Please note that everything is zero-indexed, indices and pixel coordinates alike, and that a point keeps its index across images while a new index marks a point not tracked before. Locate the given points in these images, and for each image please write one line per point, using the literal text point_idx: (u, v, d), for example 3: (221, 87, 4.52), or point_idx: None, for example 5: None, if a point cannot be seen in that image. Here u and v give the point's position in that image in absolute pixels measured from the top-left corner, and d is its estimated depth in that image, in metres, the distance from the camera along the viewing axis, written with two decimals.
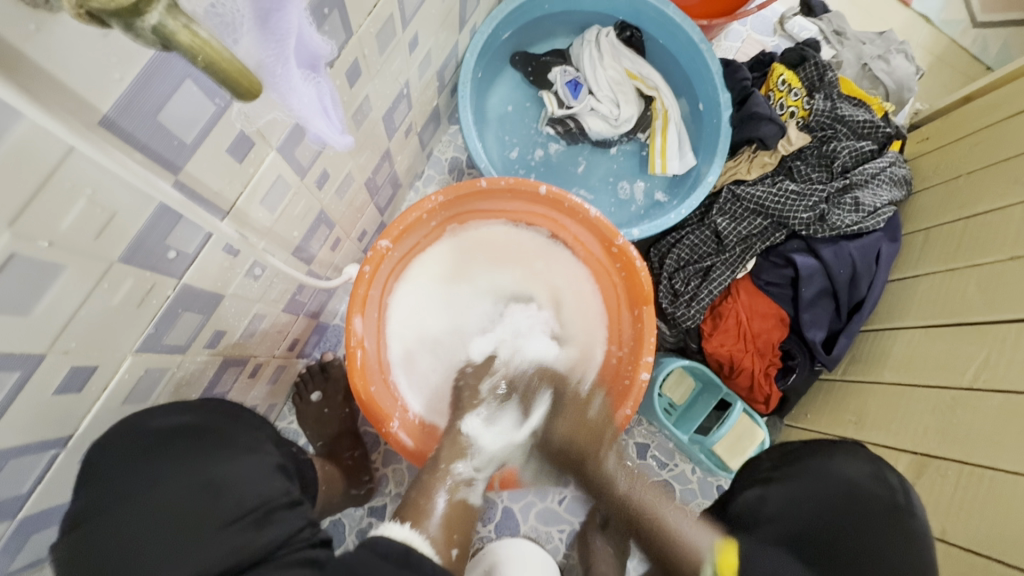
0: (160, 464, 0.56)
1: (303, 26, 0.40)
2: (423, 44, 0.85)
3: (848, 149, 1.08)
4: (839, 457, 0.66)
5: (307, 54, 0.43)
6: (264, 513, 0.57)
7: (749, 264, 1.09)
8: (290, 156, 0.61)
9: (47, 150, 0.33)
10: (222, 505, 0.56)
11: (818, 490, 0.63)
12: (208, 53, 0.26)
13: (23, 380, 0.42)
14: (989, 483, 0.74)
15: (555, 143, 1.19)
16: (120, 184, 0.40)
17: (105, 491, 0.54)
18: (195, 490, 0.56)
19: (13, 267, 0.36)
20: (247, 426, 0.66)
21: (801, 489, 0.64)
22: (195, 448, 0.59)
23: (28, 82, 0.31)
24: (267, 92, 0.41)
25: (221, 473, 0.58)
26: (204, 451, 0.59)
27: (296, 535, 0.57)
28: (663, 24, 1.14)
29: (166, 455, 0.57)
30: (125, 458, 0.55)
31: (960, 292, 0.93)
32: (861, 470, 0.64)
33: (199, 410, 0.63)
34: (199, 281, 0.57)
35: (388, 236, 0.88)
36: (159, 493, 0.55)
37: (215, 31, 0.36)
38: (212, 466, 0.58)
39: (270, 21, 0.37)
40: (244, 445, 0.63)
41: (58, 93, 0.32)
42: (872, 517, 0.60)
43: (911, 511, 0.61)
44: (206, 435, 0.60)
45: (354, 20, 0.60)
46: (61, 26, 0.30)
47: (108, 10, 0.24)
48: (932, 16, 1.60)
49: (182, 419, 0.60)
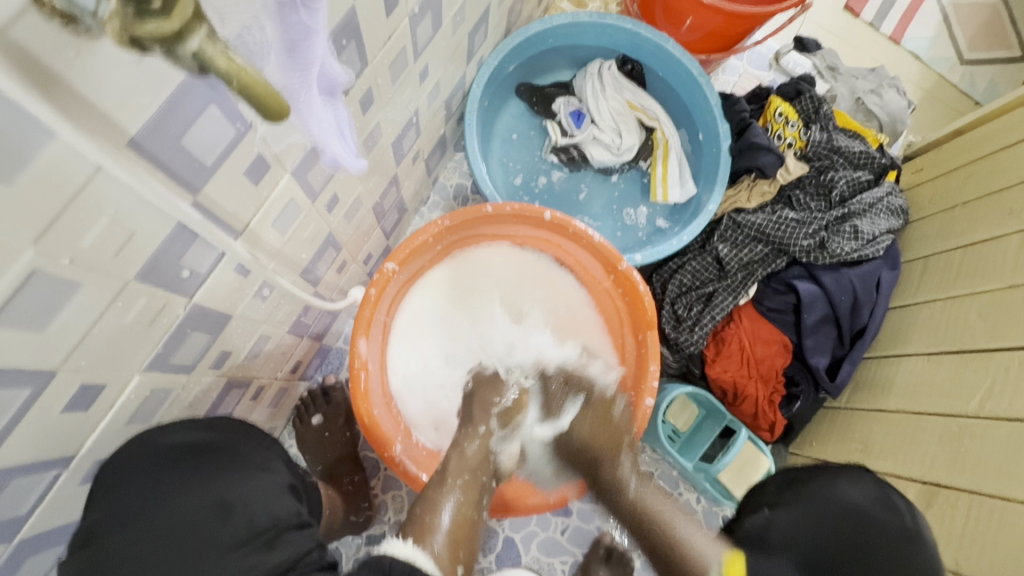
0: (170, 480, 0.57)
1: (325, 55, 0.42)
2: (433, 75, 0.88)
3: (846, 178, 1.11)
4: (844, 481, 0.64)
5: (326, 82, 0.44)
6: (274, 536, 0.59)
7: (752, 290, 1.09)
8: (303, 179, 0.62)
9: (74, 170, 0.34)
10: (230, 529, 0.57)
11: (831, 523, 0.60)
12: (243, 75, 0.28)
13: (33, 397, 0.42)
14: (1000, 514, 0.73)
15: (558, 171, 1.21)
16: (140, 204, 0.40)
17: (115, 510, 0.54)
18: (208, 509, 0.57)
19: (34, 283, 0.36)
20: (260, 444, 0.66)
21: (811, 517, 0.61)
22: (207, 465, 0.59)
23: (63, 105, 0.31)
24: (288, 117, 0.42)
25: (234, 491, 0.59)
26: (217, 468, 0.60)
27: (305, 557, 0.59)
28: (664, 59, 1.18)
29: (177, 472, 0.57)
30: (142, 474, 0.56)
31: (961, 319, 0.93)
32: (866, 495, 0.62)
33: (213, 427, 0.63)
34: (209, 301, 0.58)
35: (395, 257, 0.89)
36: (173, 509, 0.56)
37: (246, 58, 0.35)
38: (224, 483, 0.59)
39: (296, 50, 0.38)
40: (257, 463, 0.63)
41: (90, 115, 0.33)
42: (882, 548, 0.58)
43: (920, 536, 0.60)
44: (217, 452, 0.61)
45: (369, 50, 0.62)
46: (97, 53, 0.31)
47: (153, 38, 0.25)
48: (921, 53, 1.66)
49: (195, 436, 0.61)
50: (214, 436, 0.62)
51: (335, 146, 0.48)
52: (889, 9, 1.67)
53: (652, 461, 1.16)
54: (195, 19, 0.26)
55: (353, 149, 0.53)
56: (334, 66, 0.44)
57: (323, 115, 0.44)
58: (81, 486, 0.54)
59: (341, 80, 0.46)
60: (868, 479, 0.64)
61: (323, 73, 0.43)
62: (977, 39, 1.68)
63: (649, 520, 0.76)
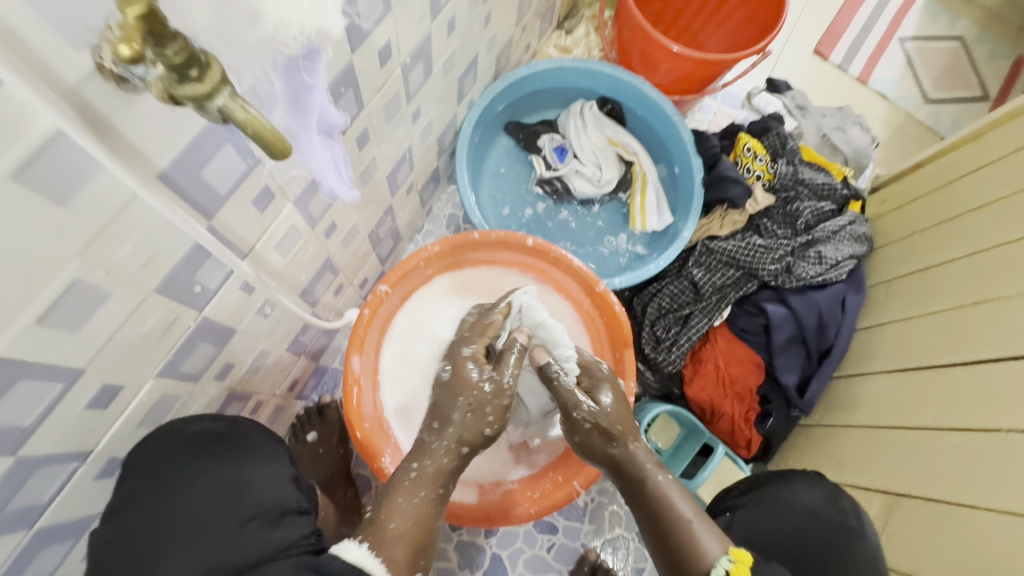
0: (193, 462, 0.67)
1: (326, 103, 0.50)
2: (425, 115, 0.98)
3: (810, 208, 1.19)
4: (800, 487, 0.76)
5: (325, 125, 0.52)
6: (278, 516, 0.68)
7: (725, 312, 1.16)
8: (303, 208, 0.70)
9: (116, 198, 0.42)
10: (242, 508, 0.67)
11: (786, 520, 0.72)
12: (257, 125, 0.34)
13: (62, 393, 0.48)
14: (954, 519, 0.78)
15: (543, 202, 1.30)
16: (164, 226, 0.48)
17: (147, 486, 0.63)
18: (225, 494, 0.67)
19: (75, 290, 0.43)
20: (270, 438, 0.76)
21: (768, 517, 0.73)
22: (227, 451, 0.70)
23: (114, 146, 0.39)
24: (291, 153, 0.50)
25: (247, 478, 0.69)
26: (233, 455, 0.70)
27: (300, 540, 0.66)
28: (641, 100, 1.28)
29: (200, 454, 0.67)
30: (169, 458, 0.65)
31: (920, 338, 1.00)
32: (817, 497, 0.74)
33: (233, 421, 0.73)
34: (217, 315, 0.65)
35: (387, 280, 0.97)
36: (195, 491, 0.66)
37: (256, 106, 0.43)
38: (242, 471, 0.70)
39: (300, 101, 0.46)
40: (266, 455, 0.74)
41: (132, 154, 0.41)
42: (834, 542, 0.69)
43: (861, 533, 0.70)
44: (235, 442, 0.71)
45: (365, 96, 0.71)
46: (142, 105, 0.39)
47: (188, 95, 0.33)
48: (887, 92, 1.78)
49: (215, 427, 0.70)
50: (228, 427, 0.72)
51: (331, 177, 0.55)
52: (855, 52, 1.80)
53: None
54: (220, 83, 0.33)
55: (349, 179, 0.61)
56: (333, 113, 0.52)
57: (320, 152, 0.52)
58: (94, 482, 0.60)
59: (339, 122, 0.53)
60: (822, 485, 0.76)
61: (323, 117, 0.51)
62: (940, 80, 1.80)
63: (668, 511, 0.71)
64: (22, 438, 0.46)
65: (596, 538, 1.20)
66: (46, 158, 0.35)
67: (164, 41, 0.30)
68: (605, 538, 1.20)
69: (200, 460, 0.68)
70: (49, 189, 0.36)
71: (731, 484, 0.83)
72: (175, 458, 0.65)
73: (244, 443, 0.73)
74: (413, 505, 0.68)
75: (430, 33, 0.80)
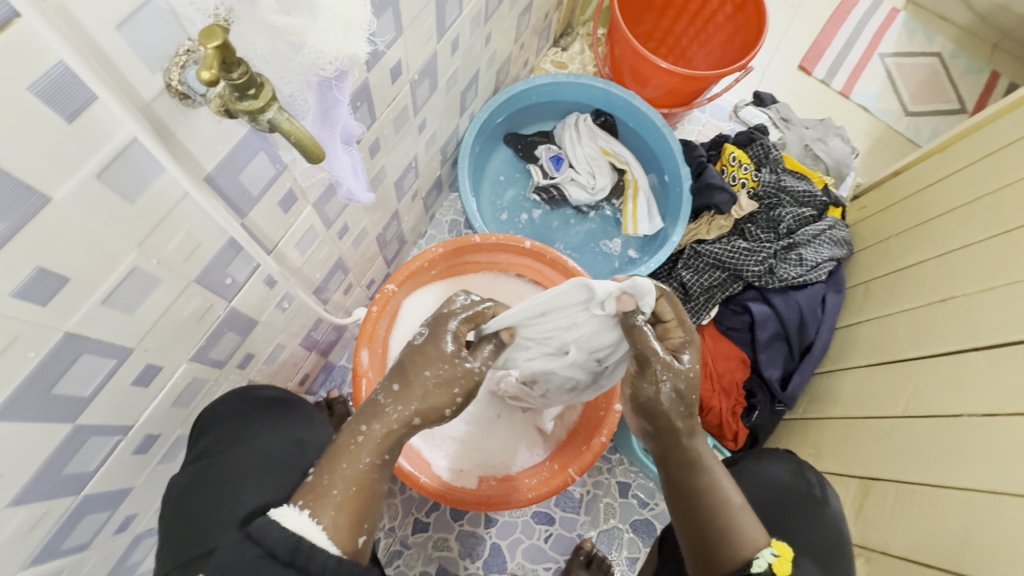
0: (258, 422, 0.79)
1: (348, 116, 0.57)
2: (429, 127, 1.05)
3: (791, 213, 1.26)
4: (767, 460, 0.87)
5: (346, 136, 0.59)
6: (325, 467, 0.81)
7: (713, 311, 1.23)
8: (321, 210, 0.77)
9: (171, 197, 0.49)
10: (300, 463, 0.78)
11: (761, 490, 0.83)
12: (300, 135, 0.42)
13: (115, 369, 0.54)
14: (919, 498, 0.84)
15: (538, 209, 1.37)
16: (207, 222, 0.55)
17: (228, 431, 0.76)
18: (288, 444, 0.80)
19: (133, 276, 0.50)
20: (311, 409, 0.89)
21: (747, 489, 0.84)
22: (284, 414, 0.84)
23: (174, 153, 0.46)
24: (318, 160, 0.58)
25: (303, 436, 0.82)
26: (287, 419, 0.83)
27: None
28: (632, 112, 1.36)
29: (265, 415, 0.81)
30: (244, 414, 0.78)
31: (893, 334, 1.06)
32: (785, 469, 0.86)
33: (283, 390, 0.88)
34: (242, 306, 0.71)
35: (394, 279, 1.05)
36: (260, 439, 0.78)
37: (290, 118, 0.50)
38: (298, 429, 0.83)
39: (329, 116, 0.53)
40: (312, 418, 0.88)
41: (187, 159, 0.48)
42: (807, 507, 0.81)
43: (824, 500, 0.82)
44: (289, 408, 0.85)
45: (377, 109, 0.78)
46: (199, 117, 0.46)
47: (246, 110, 0.40)
48: (869, 105, 1.87)
49: (271, 395, 0.85)
50: (284, 398, 0.87)
51: (351, 182, 0.63)
52: (838, 68, 1.89)
53: (628, 472, 1.30)
54: (271, 99, 0.40)
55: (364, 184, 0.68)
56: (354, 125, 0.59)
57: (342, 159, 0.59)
58: (132, 457, 0.66)
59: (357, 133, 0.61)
60: (788, 459, 0.87)
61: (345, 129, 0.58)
62: (919, 93, 1.89)
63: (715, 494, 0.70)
64: (79, 409, 0.52)
65: (592, 529, 1.25)
66: (123, 161, 0.42)
67: (231, 66, 0.37)
68: (601, 528, 1.25)
69: (260, 420, 0.80)
70: (122, 187, 0.43)
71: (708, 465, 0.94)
72: (244, 418, 0.78)
73: (294, 412, 0.86)
74: (357, 470, 0.64)
75: (436, 52, 0.88)
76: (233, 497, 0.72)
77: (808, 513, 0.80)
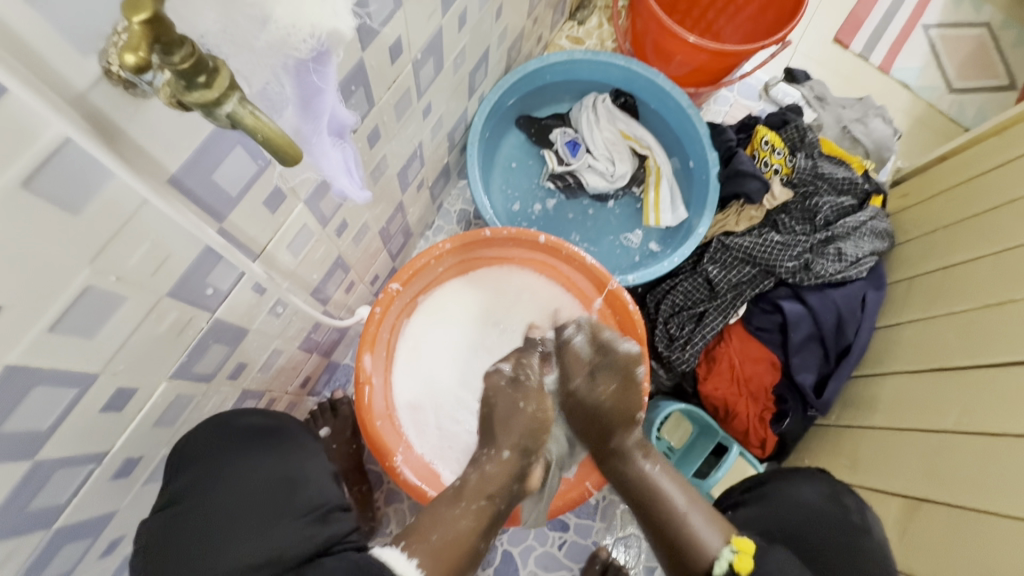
0: (235, 460, 0.73)
1: (336, 103, 0.48)
2: (435, 112, 0.97)
3: (829, 203, 1.16)
4: (800, 481, 0.78)
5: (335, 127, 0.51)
6: (324, 513, 0.74)
7: (741, 309, 1.14)
8: (314, 207, 0.70)
9: (126, 204, 0.41)
10: (298, 501, 0.74)
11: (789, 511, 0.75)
12: (266, 131, 0.34)
13: (78, 397, 0.48)
14: (974, 525, 0.76)
15: (553, 198, 1.27)
16: (177, 230, 0.48)
17: (204, 474, 0.69)
18: (275, 484, 0.74)
19: (88, 297, 0.43)
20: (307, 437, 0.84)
21: (769, 510, 0.76)
22: (274, 448, 0.77)
23: (124, 153, 0.39)
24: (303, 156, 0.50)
25: (295, 472, 0.77)
26: (276, 452, 0.77)
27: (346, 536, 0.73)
28: (656, 93, 1.26)
29: (246, 450, 0.74)
30: (218, 449, 0.71)
31: (941, 338, 0.97)
32: (817, 491, 0.77)
33: (272, 416, 0.81)
34: (229, 316, 0.65)
35: (399, 278, 0.97)
36: (241, 482, 0.72)
37: (267, 108, 0.42)
38: (288, 465, 0.77)
39: (312, 104, 0.45)
40: (308, 450, 0.81)
41: (143, 158, 0.41)
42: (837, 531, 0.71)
43: (864, 528, 0.72)
44: (277, 437, 0.78)
45: (375, 93, 0.70)
46: (153, 109, 0.39)
47: (197, 102, 0.32)
48: (909, 82, 1.72)
49: (256, 422, 0.77)
50: (275, 423, 0.80)
51: (344, 181, 0.55)
52: (877, 41, 1.74)
53: None
54: (229, 88, 0.32)
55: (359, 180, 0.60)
56: (345, 113, 0.51)
57: (332, 155, 0.52)
58: (111, 483, 0.60)
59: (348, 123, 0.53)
60: (822, 481, 0.78)
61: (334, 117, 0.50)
62: (964, 69, 1.74)
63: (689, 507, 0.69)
64: (38, 445, 0.46)
65: (608, 536, 1.19)
66: (56, 165, 0.35)
67: (172, 47, 0.30)
68: (617, 535, 1.19)
69: (243, 454, 0.74)
70: (59, 196, 0.36)
71: (732, 486, 0.87)
72: (224, 450, 0.71)
73: (284, 441, 0.79)
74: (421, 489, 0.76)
75: (441, 28, 0.78)
76: (213, 551, 0.67)
77: (851, 546, 0.70)
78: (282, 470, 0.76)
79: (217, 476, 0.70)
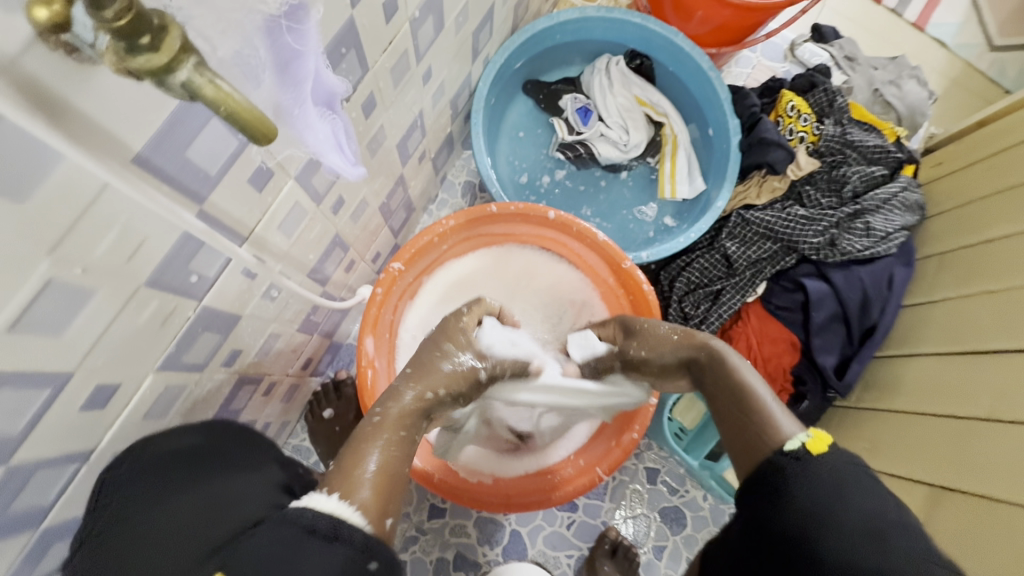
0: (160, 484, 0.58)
1: (320, 69, 0.43)
2: (436, 76, 0.89)
3: (858, 174, 1.08)
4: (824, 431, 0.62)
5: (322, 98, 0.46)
6: None
7: (760, 288, 1.09)
8: (307, 184, 0.64)
9: (84, 188, 0.36)
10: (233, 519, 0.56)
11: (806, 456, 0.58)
12: (231, 104, 0.29)
13: (52, 397, 0.45)
14: (998, 515, 0.73)
15: (562, 169, 1.20)
16: (150, 215, 0.43)
17: (121, 504, 0.55)
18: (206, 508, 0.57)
19: (50, 292, 0.39)
20: (254, 450, 0.69)
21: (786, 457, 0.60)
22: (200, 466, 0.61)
23: (73, 130, 0.34)
24: (286, 129, 0.44)
25: (228, 490, 0.60)
26: (203, 468, 0.61)
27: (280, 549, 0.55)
28: (673, 53, 1.17)
29: (171, 474, 0.59)
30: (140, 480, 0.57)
31: (972, 319, 0.91)
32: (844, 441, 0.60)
33: (205, 434, 0.66)
34: (218, 303, 0.61)
35: (400, 258, 0.92)
36: (166, 503, 0.57)
37: (238, 74, 0.36)
38: (220, 482, 0.61)
39: (291, 68, 0.40)
40: (246, 466, 0.65)
41: (96, 136, 0.35)
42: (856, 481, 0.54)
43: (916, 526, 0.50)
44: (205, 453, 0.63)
45: (370, 56, 0.64)
46: (101, 76, 0.33)
47: (144, 69, 0.27)
48: (946, 40, 1.60)
49: (191, 442, 0.63)
50: (205, 442, 0.65)
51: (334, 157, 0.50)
52: None
53: (658, 457, 1.22)
54: (182, 51, 0.27)
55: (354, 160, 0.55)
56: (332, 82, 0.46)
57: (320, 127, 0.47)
58: None
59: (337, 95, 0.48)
60: None
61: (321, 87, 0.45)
62: (1007, 24, 1.61)
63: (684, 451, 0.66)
64: (10, 448, 0.43)
65: (617, 516, 1.18)
66: None
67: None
68: (626, 516, 1.18)
69: (174, 482, 0.59)
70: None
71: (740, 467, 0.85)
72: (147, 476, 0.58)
73: (222, 458, 0.64)
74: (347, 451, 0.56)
75: None
76: None
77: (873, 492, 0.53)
78: (215, 493, 0.59)
79: (135, 506, 0.55)
